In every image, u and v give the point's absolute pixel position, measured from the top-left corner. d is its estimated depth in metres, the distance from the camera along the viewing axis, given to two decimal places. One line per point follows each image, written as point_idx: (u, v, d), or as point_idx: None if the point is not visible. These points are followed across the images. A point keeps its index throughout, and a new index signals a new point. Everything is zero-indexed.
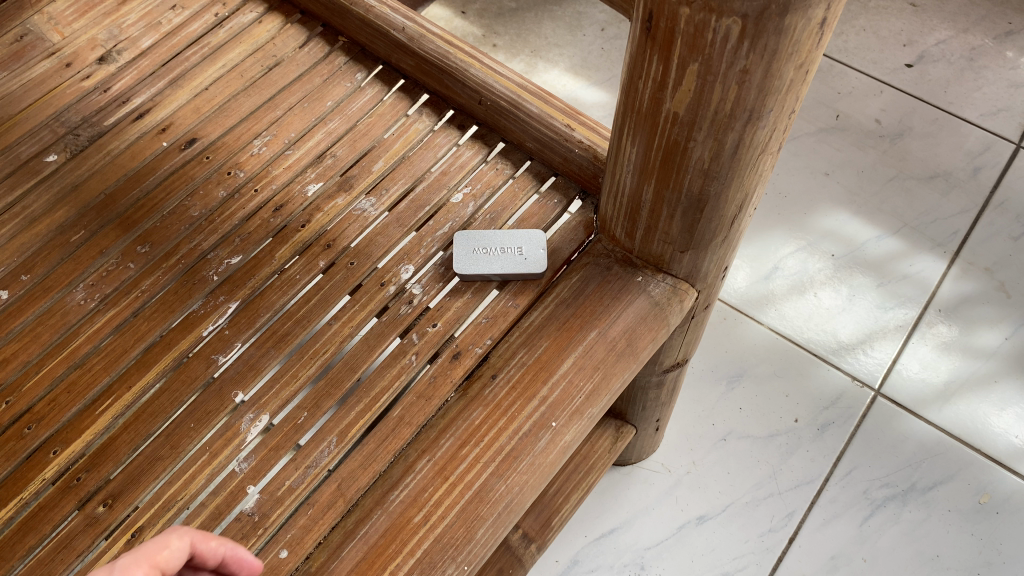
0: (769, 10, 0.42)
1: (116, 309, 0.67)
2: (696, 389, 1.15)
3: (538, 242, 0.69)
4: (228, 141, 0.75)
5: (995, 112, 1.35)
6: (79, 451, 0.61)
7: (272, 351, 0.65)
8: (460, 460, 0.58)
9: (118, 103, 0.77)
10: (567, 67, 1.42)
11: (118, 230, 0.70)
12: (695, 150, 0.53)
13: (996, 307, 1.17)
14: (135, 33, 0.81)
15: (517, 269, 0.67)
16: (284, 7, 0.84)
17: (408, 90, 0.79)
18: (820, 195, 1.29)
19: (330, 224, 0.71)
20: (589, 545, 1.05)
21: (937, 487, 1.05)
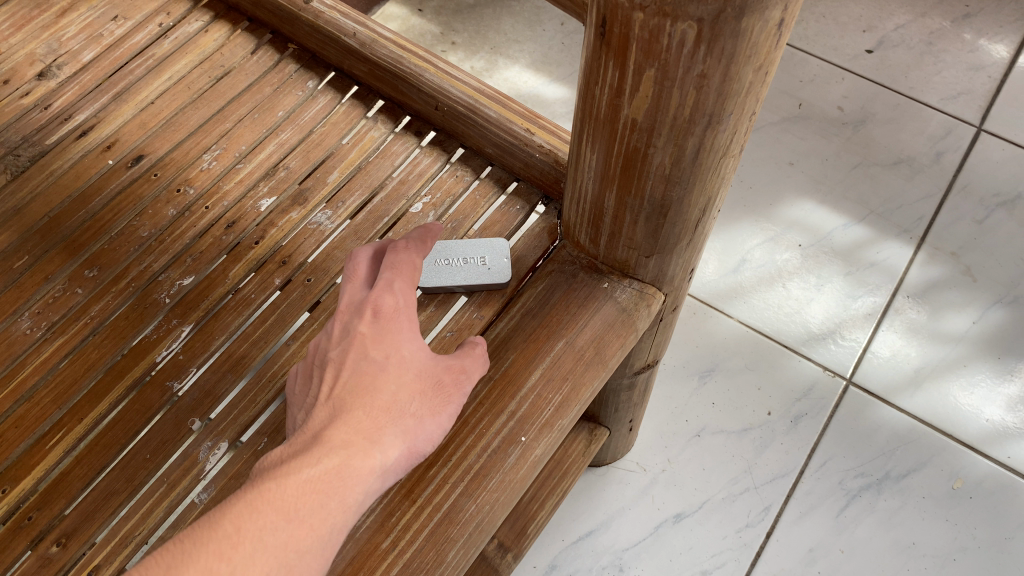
0: (725, 13, 0.41)
1: (64, 337, 0.64)
2: (669, 386, 1.14)
3: (500, 251, 0.68)
4: (176, 157, 0.72)
5: (955, 96, 1.35)
6: (30, 489, 0.59)
7: (229, 376, 0.63)
8: (427, 482, 0.56)
9: (60, 120, 0.74)
10: (528, 63, 1.41)
11: (64, 254, 0.68)
12: (655, 156, 0.52)
13: (962, 291, 1.18)
14: (75, 47, 0.78)
15: (478, 280, 0.66)
16: (231, 15, 0.81)
17: (362, 96, 0.77)
18: (785, 185, 1.28)
19: (285, 239, 0.69)
20: (567, 549, 1.04)
21: (910, 474, 1.06)
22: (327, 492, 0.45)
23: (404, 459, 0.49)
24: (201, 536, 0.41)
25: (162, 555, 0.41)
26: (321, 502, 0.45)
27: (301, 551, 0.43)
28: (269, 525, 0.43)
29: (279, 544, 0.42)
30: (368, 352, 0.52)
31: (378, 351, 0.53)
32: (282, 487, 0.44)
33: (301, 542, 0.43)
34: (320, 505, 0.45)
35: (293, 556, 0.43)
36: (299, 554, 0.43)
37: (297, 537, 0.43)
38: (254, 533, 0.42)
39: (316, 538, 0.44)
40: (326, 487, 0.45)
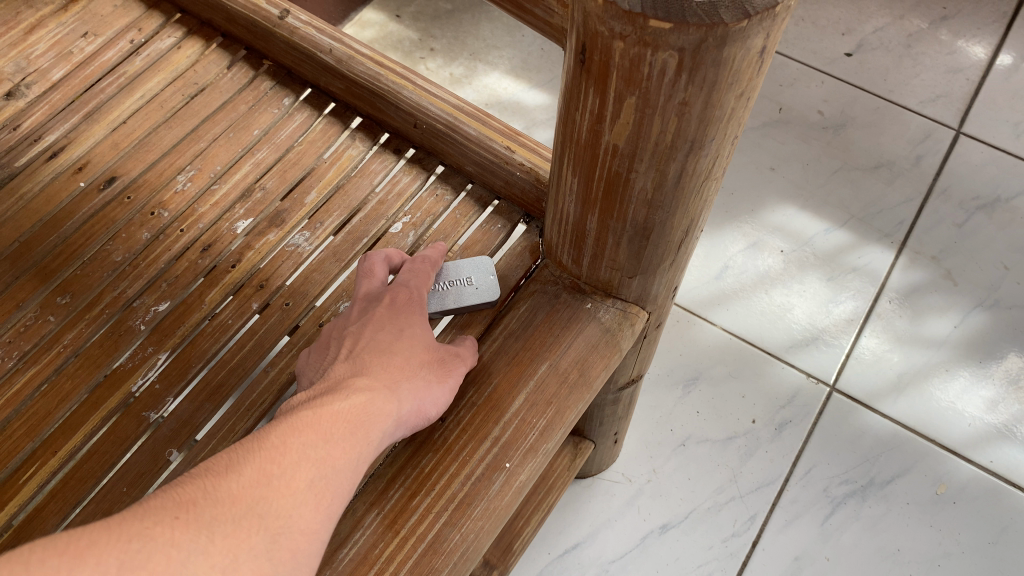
0: (707, 42, 0.40)
1: (37, 367, 0.63)
2: (653, 395, 1.14)
3: (488, 269, 0.67)
4: (150, 178, 0.71)
5: (934, 99, 1.36)
6: (3, 525, 0.57)
7: (206, 406, 0.61)
8: (410, 512, 0.55)
9: (29, 141, 0.72)
10: (508, 69, 1.40)
11: (35, 281, 0.66)
12: (637, 181, 0.51)
13: (944, 295, 1.18)
14: (44, 65, 0.76)
15: (473, 300, 0.65)
16: (204, 30, 0.80)
17: (339, 114, 0.76)
18: (767, 190, 1.28)
19: (263, 262, 0.67)
20: (553, 562, 1.04)
21: (894, 480, 1.06)
22: (357, 426, 0.50)
23: (416, 417, 0.54)
24: (257, 446, 0.46)
25: (223, 458, 0.45)
26: (353, 432, 0.50)
27: (339, 465, 0.47)
28: (312, 440, 0.47)
29: (321, 457, 0.47)
30: (386, 325, 0.59)
31: (393, 326, 0.59)
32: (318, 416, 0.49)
33: (339, 459, 0.48)
34: (352, 434, 0.50)
35: (332, 468, 0.47)
36: (337, 466, 0.47)
37: (335, 454, 0.48)
38: (299, 444, 0.47)
39: (350, 460, 0.48)
40: (355, 421, 0.51)
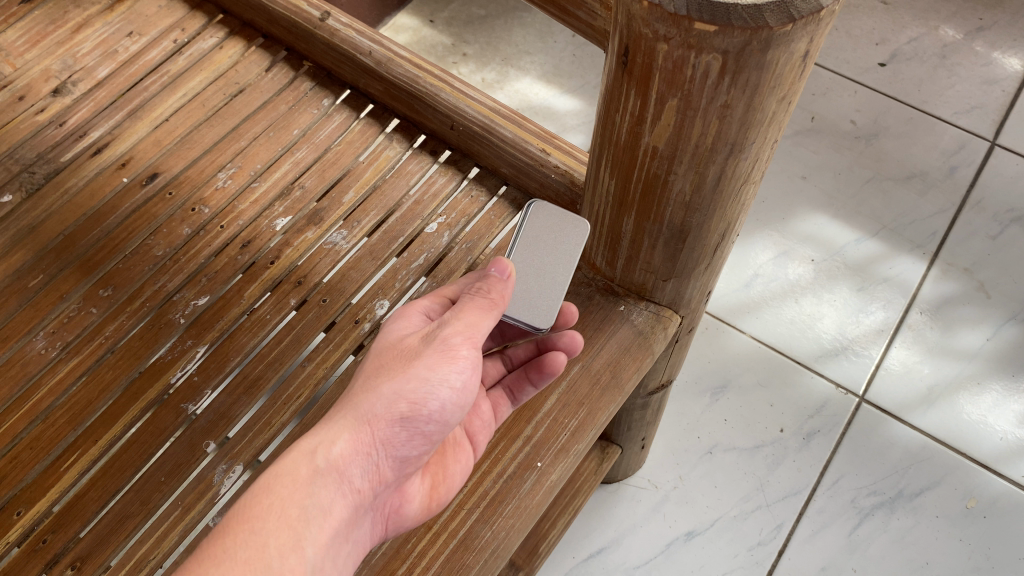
0: (751, 45, 0.40)
1: (79, 357, 0.64)
2: (680, 402, 1.14)
3: None
4: (191, 175, 0.72)
5: (969, 110, 1.35)
6: (43, 512, 0.59)
7: (243, 399, 0.62)
8: (442, 508, 0.56)
9: (75, 137, 0.74)
10: (539, 75, 1.40)
11: (79, 273, 0.67)
12: (676, 183, 0.51)
13: (976, 308, 1.17)
14: (90, 63, 0.78)
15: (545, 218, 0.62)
16: (246, 31, 0.81)
17: (377, 115, 0.76)
18: (798, 198, 1.28)
19: (300, 259, 0.68)
20: (577, 566, 1.04)
21: (924, 493, 1.05)
22: (303, 478, 0.43)
23: (383, 422, 0.45)
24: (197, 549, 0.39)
25: None
26: (301, 488, 0.42)
27: (285, 548, 0.40)
28: (252, 525, 0.40)
29: (258, 547, 0.40)
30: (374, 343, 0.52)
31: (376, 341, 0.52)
32: (260, 493, 0.42)
33: (284, 539, 0.40)
34: (298, 490, 0.42)
35: (278, 554, 0.40)
36: (280, 550, 0.40)
37: (277, 536, 0.40)
38: (244, 539, 0.40)
39: (297, 527, 0.41)
40: (299, 475, 0.43)
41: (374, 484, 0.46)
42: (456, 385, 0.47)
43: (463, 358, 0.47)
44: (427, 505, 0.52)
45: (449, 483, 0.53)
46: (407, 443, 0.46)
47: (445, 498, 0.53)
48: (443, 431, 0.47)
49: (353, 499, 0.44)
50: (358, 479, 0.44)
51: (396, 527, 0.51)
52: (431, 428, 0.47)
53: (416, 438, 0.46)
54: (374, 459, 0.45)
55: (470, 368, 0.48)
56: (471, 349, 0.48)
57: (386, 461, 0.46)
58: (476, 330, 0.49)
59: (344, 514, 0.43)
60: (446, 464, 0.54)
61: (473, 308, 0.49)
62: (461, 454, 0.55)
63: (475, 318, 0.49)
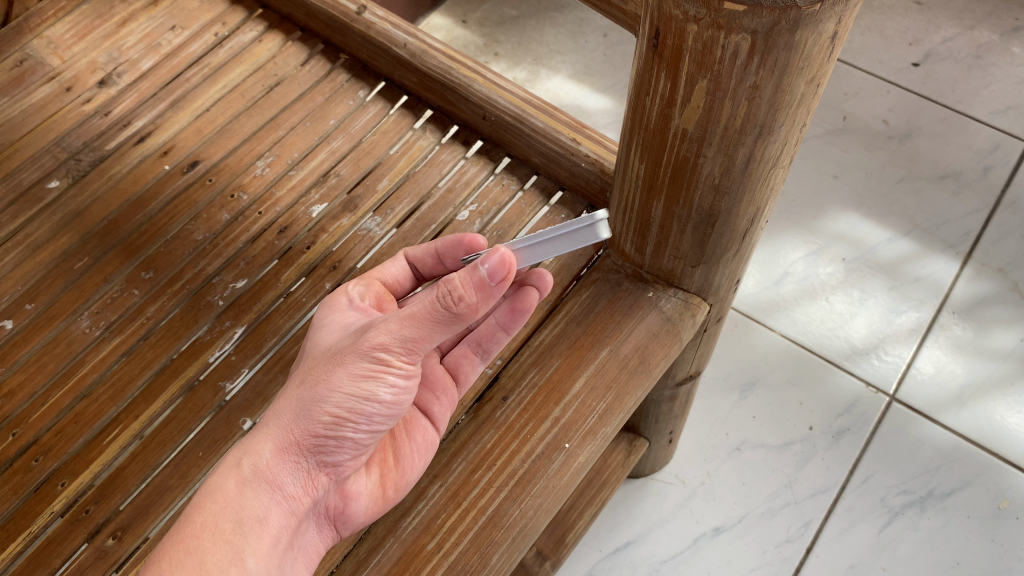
0: (780, 26, 0.41)
1: (122, 336, 0.66)
2: (708, 399, 1.14)
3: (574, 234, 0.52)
4: (230, 163, 0.74)
5: (1004, 110, 1.33)
6: (87, 483, 0.61)
7: (279, 376, 0.64)
8: (472, 486, 0.57)
9: (119, 126, 0.76)
10: (570, 74, 1.42)
11: (122, 256, 0.70)
12: (705, 166, 0.51)
13: (1011, 308, 1.15)
14: (134, 55, 0.80)
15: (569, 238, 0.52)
16: (284, 24, 0.83)
17: (411, 106, 0.78)
18: (829, 197, 1.27)
19: (335, 244, 0.70)
20: (603, 560, 1.04)
21: (955, 493, 1.04)
22: (234, 492, 0.47)
23: (307, 433, 0.49)
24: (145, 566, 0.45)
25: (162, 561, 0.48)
26: (234, 501, 0.47)
27: (225, 562, 0.45)
28: (189, 544, 0.45)
29: (195, 565, 0.44)
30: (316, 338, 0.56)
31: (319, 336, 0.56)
32: (196, 511, 0.47)
33: (222, 554, 0.45)
34: (231, 503, 0.47)
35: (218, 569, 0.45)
36: (218, 565, 0.45)
37: (213, 552, 0.45)
38: (182, 559, 0.45)
39: (233, 541, 0.46)
40: (230, 490, 0.47)
41: (310, 488, 0.50)
42: (385, 399, 0.48)
43: (394, 373, 0.48)
44: (381, 495, 0.55)
45: (400, 467, 0.56)
46: (336, 448, 0.50)
47: (401, 483, 0.56)
48: (373, 433, 0.51)
49: (288, 505, 0.49)
50: (289, 486, 0.49)
51: (351, 525, 0.54)
52: (358, 433, 0.50)
53: (343, 443, 0.50)
54: (303, 466, 0.50)
55: (400, 381, 0.49)
56: (406, 362, 0.48)
57: (318, 467, 0.50)
58: (417, 345, 0.48)
59: (281, 521, 0.48)
60: (396, 449, 0.57)
61: (421, 323, 0.46)
62: (415, 431, 0.58)
63: (417, 334, 0.47)
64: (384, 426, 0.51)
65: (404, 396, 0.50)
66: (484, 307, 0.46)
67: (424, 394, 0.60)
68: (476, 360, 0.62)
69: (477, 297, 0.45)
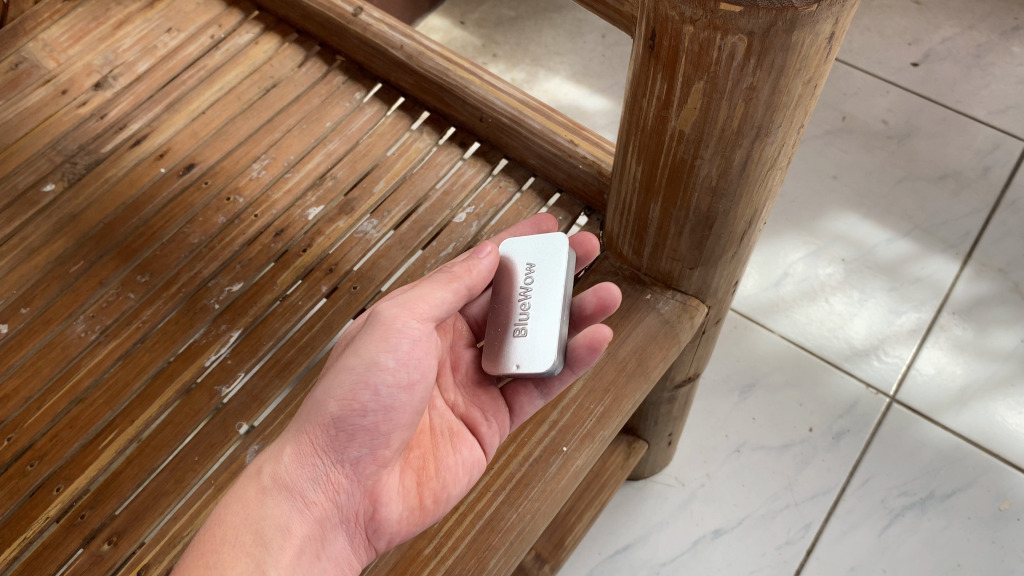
0: (776, 26, 0.40)
1: (117, 339, 0.66)
2: (708, 400, 1.14)
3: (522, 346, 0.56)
4: (226, 165, 0.74)
5: (1004, 110, 1.33)
6: (83, 487, 0.60)
7: (275, 381, 0.64)
8: (469, 489, 0.56)
9: (115, 129, 0.76)
10: (569, 75, 1.41)
11: (117, 259, 0.69)
12: (702, 168, 0.51)
13: (1011, 308, 1.15)
14: (131, 58, 0.80)
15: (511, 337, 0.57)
16: (281, 27, 0.83)
17: (408, 107, 0.78)
18: (828, 198, 1.27)
19: (332, 247, 0.70)
20: (603, 562, 1.04)
21: (955, 494, 1.04)
22: (254, 502, 0.48)
23: (319, 428, 0.49)
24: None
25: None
26: (254, 511, 0.48)
27: None
28: (208, 560, 0.45)
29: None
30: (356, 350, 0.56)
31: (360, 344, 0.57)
32: (216, 525, 0.47)
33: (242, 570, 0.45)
34: (251, 514, 0.48)
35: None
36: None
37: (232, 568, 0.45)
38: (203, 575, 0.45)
39: (253, 554, 0.46)
40: (250, 499, 0.48)
41: (332, 493, 0.50)
42: (389, 365, 0.49)
43: (396, 335, 0.50)
44: (418, 504, 0.52)
45: (441, 478, 0.53)
46: (351, 440, 0.49)
47: (441, 494, 0.53)
48: (390, 418, 0.49)
49: (310, 512, 0.49)
50: (310, 492, 0.49)
51: (383, 535, 0.51)
52: (371, 420, 0.49)
53: (359, 434, 0.49)
54: (322, 469, 0.49)
55: (404, 344, 0.50)
56: (409, 320, 0.51)
57: (338, 468, 0.50)
58: (417, 304, 0.52)
59: (304, 529, 0.48)
60: (439, 458, 0.54)
61: (424, 284, 0.53)
62: (461, 445, 0.55)
63: (418, 294, 0.52)
64: (401, 409, 0.49)
65: (413, 363, 0.50)
66: (476, 273, 0.55)
67: (474, 413, 0.57)
68: (535, 396, 0.58)
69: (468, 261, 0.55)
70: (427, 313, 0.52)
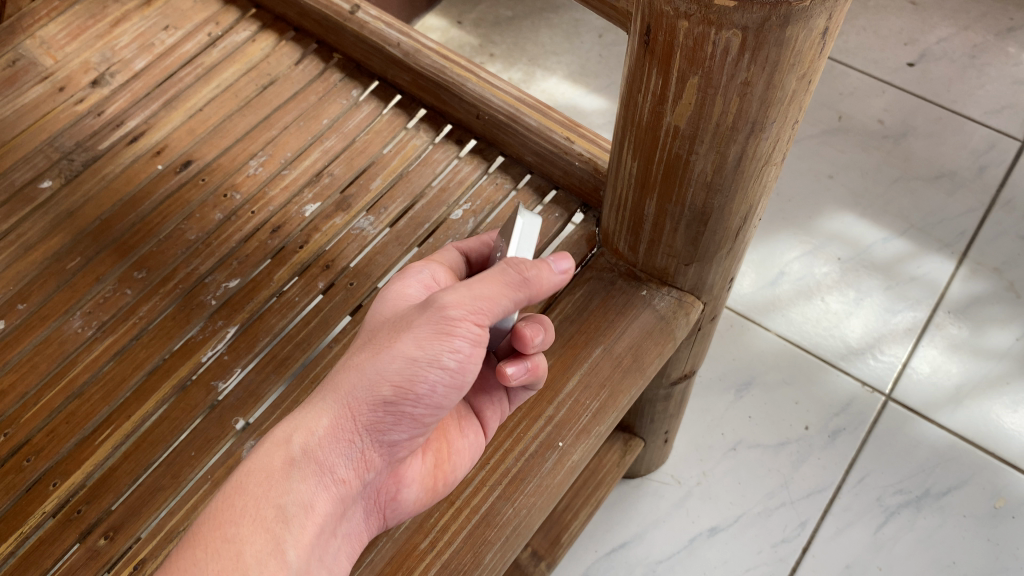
0: (770, 21, 0.41)
1: (114, 335, 0.66)
2: (704, 399, 1.14)
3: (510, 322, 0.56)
4: (223, 162, 0.74)
5: (999, 110, 1.34)
6: (79, 483, 0.60)
7: (272, 376, 0.64)
8: (465, 484, 0.56)
9: (112, 126, 0.76)
10: (565, 75, 1.42)
11: (115, 255, 0.69)
12: (697, 163, 0.51)
13: (1007, 308, 1.16)
14: (128, 55, 0.80)
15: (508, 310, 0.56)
16: (278, 25, 0.83)
17: (405, 105, 0.78)
18: (824, 197, 1.27)
19: (329, 244, 0.70)
20: (600, 560, 1.04)
21: (951, 492, 1.04)
22: (280, 474, 0.45)
23: (365, 407, 0.45)
24: (176, 550, 0.44)
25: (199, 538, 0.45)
26: (277, 484, 0.45)
27: (264, 555, 0.43)
28: (226, 532, 0.43)
29: (232, 555, 0.43)
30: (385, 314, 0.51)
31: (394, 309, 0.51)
32: (236, 494, 0.45)
33: (261, 545, 0.43)
34: (273, 487, 0.45)
35: (254, 562, 0.43)
36: (257, 556, 0.43)
37: (251, 543, 0.43)
38: (220, 549, 0.43)
39: (274, 530, 0.44)
40: (276, 470, 0.45)
41: (361, 472, 0.48)
42: (449, 366, 0.45)
43: (462, 335, 0.45)
44: (432, 486, 0.53)
45: (453, 461, 0.54)
46: (395, 425, 0.47)
47: (452, 477, 0.54)
48: (436, 412, 0.47)
49: (336, 490, 0.47)
50: (340, 470, 0.46)
51: (397, 513, 0.52)
52: (420, 409, 0.46)
53: (405, 420, 0.47)
54: (358, 447, 0.47)
55: (468, 351, 0.45)
56: (475, 327, 0.45)
57: (373, 447, 0.47)
58: (483, 305, 0.45)
59: (327, 507, 0.46)
60: (451, 441, 0.55)
61: (489, 283, 0.46)
62: (467, 429, 0.56)
63: (485, 293, 0.45)
64: (448, 404, 0.47)
65: (469, 369, 0.46)
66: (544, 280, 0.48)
67: (481, 395, 0.57)
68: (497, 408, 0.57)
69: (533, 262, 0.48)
70: (490, 319, 0.46)
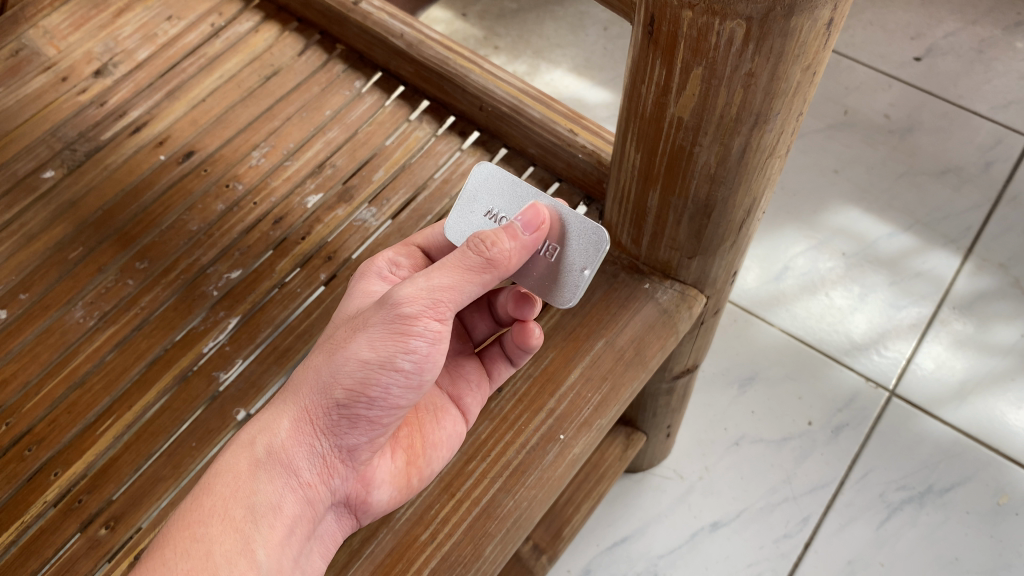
0: (775, 11, 0.40)
1: (116, 325, 0.66)
2: (707, 393, 1.14)
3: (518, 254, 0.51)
4: (226, 153, 0.74)
5: (1006, 105, 1.33)
6: (81, 473, 0.60)
7: (274, 367, 0.64)
8: (466, 476, 0.56)
9: (115, 116, 0.76)
10: (571, 68, 1.41)
11: (116, 246, 0.69)
12: (700, 155, 0.51)
13: (1011, 304, 1.15)
14: (131, 46, 0.80)
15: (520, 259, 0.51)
16: (281, 15, 0.82)
17: (409, 97, 0.77)
18: (829, 192, 1.27)
19: (331, 235, 0.70)
20: (601, 554, 1.04)
21: (955, 488, 1.04)
22: (247, 475, 0.46)
23: (322, 410, 0.47)
24: (150, 549, 0.44)
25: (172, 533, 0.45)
26: (244, 485, 0.46)
27: (233, 553, 0.44)
28: (196, 531, 0.44)
29: (201, 555, 0.43)
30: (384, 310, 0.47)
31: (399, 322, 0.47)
32: (205, 494, 0.45)
33: (230, 545, 0.44)
34: (241, 487, 0.46)
35: (224, 561, 0.43)
36: (226, 556, 0.43)
37: (220, 542, 0.44)
38: (189, 548, 0.43)
39: (242, 529, 0.44)
40: (242, 471, 0.46)
41: (326, 476, 0.49)
42: (403, 367, 0.47)
43: (415, 337, 0.46)
44: (405, 484, 0.54)
45: (426, 458, 0.55)
46: (352, 428, 0.48)
47: (427, 471, 0.55)
48: (390, 412, 0.49)
49: (303, 492, 0.48)
50: (305, 472, 0.48)
51: (367, 515, 0.53)
52: (375, 411, 0.48)
53: (361, 423, 0.48)
54: (319, 450, 0.48)
55: (423, 347, 0.47)
56: (431, 322, 0.47)
57: (334, 452, 0.49)
58: (443, 297, 0.47)
59: (295, 509, 0.47)
60: (424, 436, 0.57)
61: (451, 272, 0.48)
62: (445, 421, 0.58)
63: (443, 286, 0.47)
64: (404, 403, 0.49)
65: (427, 367, 0.48)
66: (516, 259, 0.50)
67: (459, 385, 0.60)
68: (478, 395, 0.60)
69: (511, 243, 0.49)
70: (448, 311, 0.48)
